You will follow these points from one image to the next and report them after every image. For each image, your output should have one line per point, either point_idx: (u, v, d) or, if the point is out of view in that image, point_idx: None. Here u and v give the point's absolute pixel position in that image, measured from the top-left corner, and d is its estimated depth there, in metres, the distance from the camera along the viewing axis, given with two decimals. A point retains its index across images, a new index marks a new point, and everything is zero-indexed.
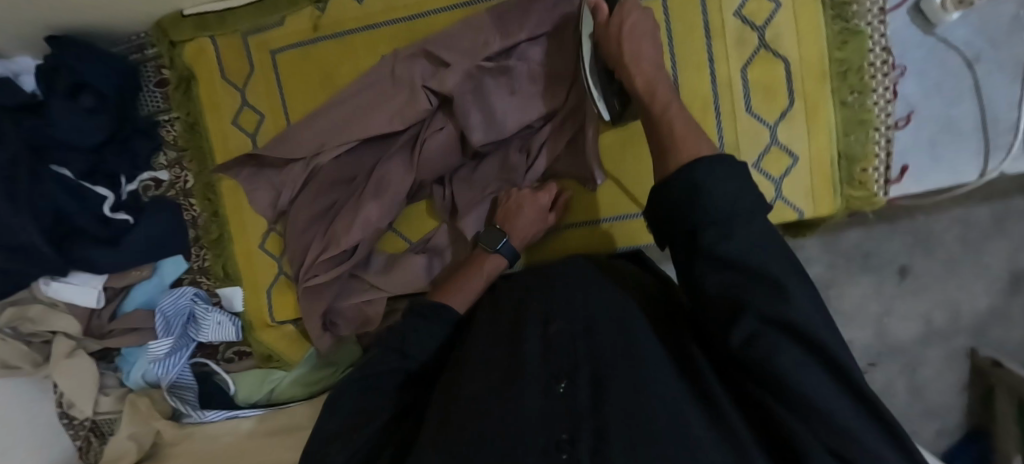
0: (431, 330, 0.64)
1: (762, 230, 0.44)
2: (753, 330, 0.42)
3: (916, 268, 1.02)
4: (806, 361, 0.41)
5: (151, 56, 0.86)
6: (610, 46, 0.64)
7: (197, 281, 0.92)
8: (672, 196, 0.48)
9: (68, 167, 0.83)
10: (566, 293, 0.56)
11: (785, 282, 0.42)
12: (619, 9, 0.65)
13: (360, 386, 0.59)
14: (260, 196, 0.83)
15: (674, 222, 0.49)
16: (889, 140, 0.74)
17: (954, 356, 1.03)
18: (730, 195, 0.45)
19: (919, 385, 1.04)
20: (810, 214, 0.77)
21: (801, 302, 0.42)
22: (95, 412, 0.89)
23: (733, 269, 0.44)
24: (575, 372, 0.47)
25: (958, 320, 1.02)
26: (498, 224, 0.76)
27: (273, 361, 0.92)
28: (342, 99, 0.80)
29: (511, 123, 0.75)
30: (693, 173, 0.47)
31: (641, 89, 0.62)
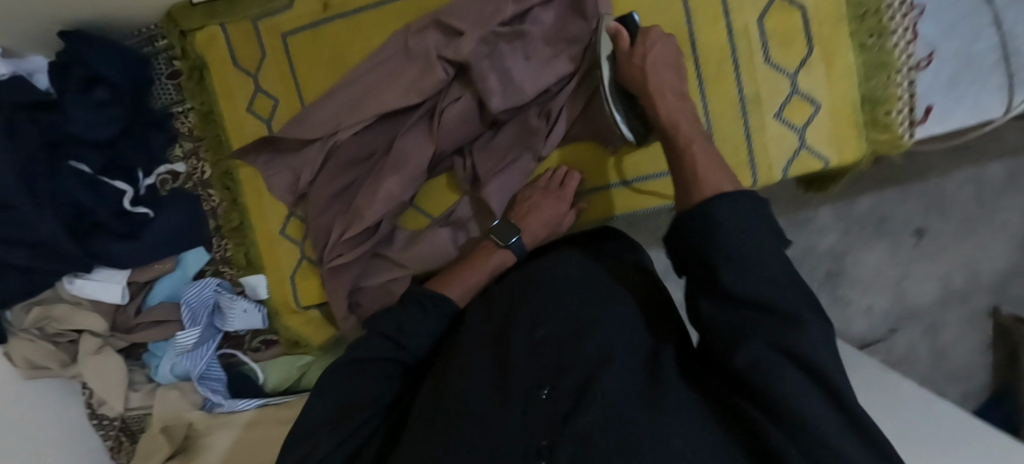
0: (426, 324, 0.65)
1: (780, 267, 0.45)
2: (757, 355, 0.43)
3: (931, 229, 1.21)
4: (801, 382, 0.41)
5: (162, 48, 0.86)
6: (634, 74, 0.66)
7: (220, 271, 0.92)
8: (690, 225, 0.50)
9: (86, 162, 0.83)
10: (555, 297, 0.57)
11: (789, 310, 0.43)
12: (642, 39, 0.66)
13: (351, 370, 0.60)
14: (277, 181, 0.82)
15: (690, 251, 0.50)
16: (911, 82, 0.74)
17: (977, 316, 1.22)
18: (747, 232, 0.47)
19: (942, 346, 1.23)
20: (835, 162, 0.76)
21: (810, 332, 0.42)
22: (126, 408, 0.89)
23: (744, 302, 0.45)
24: (559, 379, 0.49)
25: (977, 279, 1.21)
26: (513, 221, 0.78)
27: (299, 347, 0.92)
28: (356, 77, 0.79)
29: (528, 87, 0.74)
30: (710, 207, 0.49)
31: (665, 123, 0.63)
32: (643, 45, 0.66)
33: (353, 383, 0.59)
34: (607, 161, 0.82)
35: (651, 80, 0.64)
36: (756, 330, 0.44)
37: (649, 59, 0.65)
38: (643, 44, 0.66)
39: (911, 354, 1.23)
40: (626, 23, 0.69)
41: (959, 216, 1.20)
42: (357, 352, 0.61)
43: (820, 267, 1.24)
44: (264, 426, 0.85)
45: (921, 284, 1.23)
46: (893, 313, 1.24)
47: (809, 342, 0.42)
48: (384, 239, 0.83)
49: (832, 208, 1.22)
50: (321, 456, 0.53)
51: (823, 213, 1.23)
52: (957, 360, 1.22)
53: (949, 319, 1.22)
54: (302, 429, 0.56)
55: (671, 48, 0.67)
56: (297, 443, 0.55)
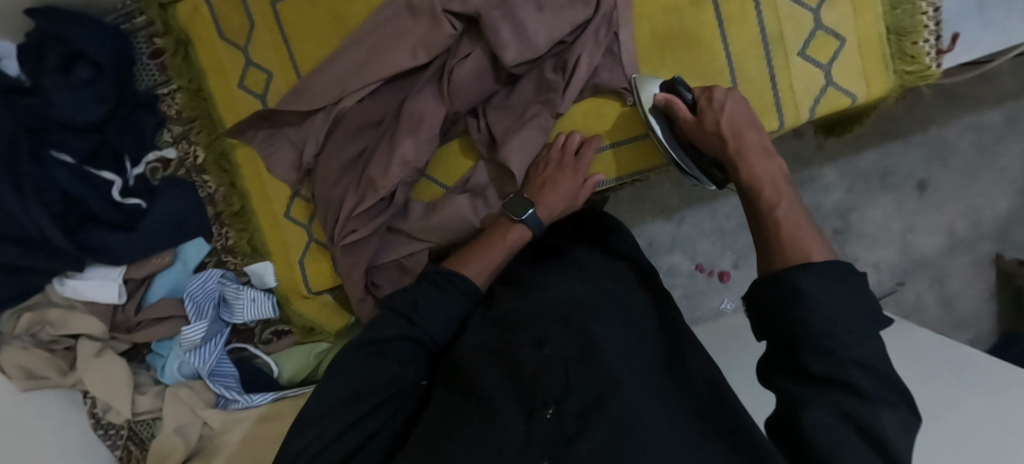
0: (445, 305, 0.62)
1: (874, 353, 0.45)
2: (823, 422, 0.44)
3: (934, 181, 1.25)
4: (855, 445, 0.42)
5: (141, 24, 0.80)
6: (710, 138, 0.65)
7: (223, 261, 0.87)
8: (775, 296, 0.49)
9: (70, 152, 0.77)
10: (561, 319, 0.60)
11: (865, 388, 0.43)
12: (705, 105, 0.65)
13: (368, 351, 0.57)
14: (282, 157, 0.79)
15: (777, 324, 0.49)
16: (937, 9, 0.71)
17: (980, 262, 1.28)
18: (836, 315, 0.45)
19: (949, 295, 1.29)
20: (863, 98, 0.74)
21: (884, 410, 0.42)
22: (134, 413, 0.83)
23: (819, 379, 0.45)
24: (563, 401, 0.52)
25: (979, 226, 1.27)
26: (526, 195, 0.73)
27: (315, 334, 0.87)
28: (358, 39, 0.75)
29: (543, 38, 0.70)
30: (797, 283, 0.48)
31: (748, 183, 0.61)
32: (711, 112, 0.64)
33: (370, 367, 0.56)
34: (622, 115, 0.77)
35: (730, 145, 0.63)
36: (815, 390, 0.45)
37: (724, 122, 0.64)
38: (712, 108, 0.64)
39: (920, 302, 1.29)
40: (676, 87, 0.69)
41: (961, 164, 1.25)
42: (372, 333, 0.58)
43: (827, 225, 1.25)
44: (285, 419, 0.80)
45: (927, 235, 1.27)
46: (899, 266, 1.28)
47: (879, 418, 0.42)
48: (398, 212, 0.79)
49: (835, 167, 1.24)
50: (331, 441, 0.51)
51: (828, 172, 1.24)
52: (964, 307, 1.29)
53: (956, 267, 1.28)
54: (312, 410, 0.53)
55: (740, 102, 0.65)
56: (304, 425, 0.53)
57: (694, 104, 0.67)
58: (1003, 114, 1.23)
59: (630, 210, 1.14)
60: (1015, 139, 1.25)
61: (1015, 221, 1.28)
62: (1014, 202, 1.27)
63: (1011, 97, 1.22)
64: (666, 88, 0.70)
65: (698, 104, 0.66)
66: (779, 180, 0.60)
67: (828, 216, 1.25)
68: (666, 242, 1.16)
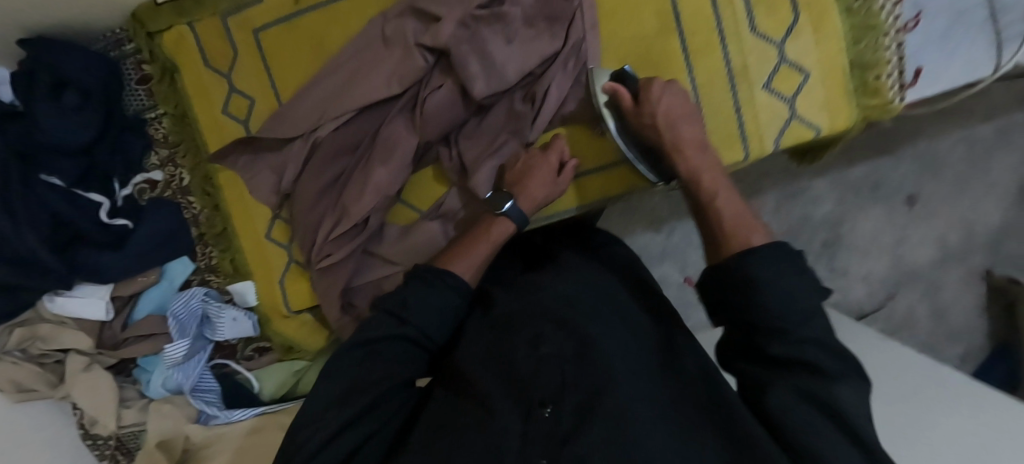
0: (436, 301, 0.62)
1: (822, 330, 0.48)
2: (782, 401, 0.46)
3: (925, 193, 1.27)
4: (821, 421, 0.45)
5: (130, 51, 0.83)
6: (648, 132, 0.68)
7: (206, 280, 0.90)
8: (730, 286, 0.51)
9: (59, 175, 0.79)
10: (557, 318, 0.60)
11: (825, 367, 0.46)
12: (646, 96, 0.67)
13: (360, 355, 0.58)
14: (262, 180, 0.81)
15: (735, 313, 0.51)
16: (899, 45, 0.72)
17: (973, 273, 1.31)
18: (786, 298, 0.48)
19: (940, 308, 1.31)
20: (826, 130, 0.75)
21: (842, 385, 0.45)
22: (119, 426, 0.86)
23: (782, 361, 0.48)
24: (562, 399, 0.50)
25: (972, 239, 1.30)
26: (508, 188, 0.73)
27: (294, 352, 0.90)
28: (336, 67, 0.78)
29: (512, 70, 0.73)
30: (751, 273, 0.49)
31: (689, 173, 0.64)
32: (649, 103, 0.66)
33: (361, 370, 0.56)
34: (588, 145, 0.80)
35: (665, 139, 0.66)
36: (783, 374, 0.48)
37: (659, 114, 0.66)
38: (649, 101, 0.66)
39: (914, 316, 1.32)
40: (624, 79, 0.70)
41: (952, 176, 1.27)
42: (363, 335, 0.59)
43: (815, 238, 1.25)
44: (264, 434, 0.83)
45: (919, 247, 1.29)
46: (891, 279, 1.30)
47: (839, 395, 0.44)
48: (375, 235, 0.81)
49: (829, 177, 1.24)
50: (325, 440, 0.51)
51: (818, 184, 1.24)
52: (956, 319, 1.32)
53: (949, 280, 1.31)
54: (309, 411, 0.54)
55: (678, 95, 0.67)
56: (298, 427, 0.53)
57: (638, 92, 0.68)
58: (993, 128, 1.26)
59: (619, 221, 1.15)
60: (1005, 152, 1.28)
61: (1006, 234, 1.31)
62: (1006, 214, 1.30)
63: (1007, 109, 1.26)
64: (614, 77, 0.70)
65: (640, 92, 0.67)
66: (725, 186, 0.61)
67: (817, 227, 1.25)
68: (657, 253, 1.17)
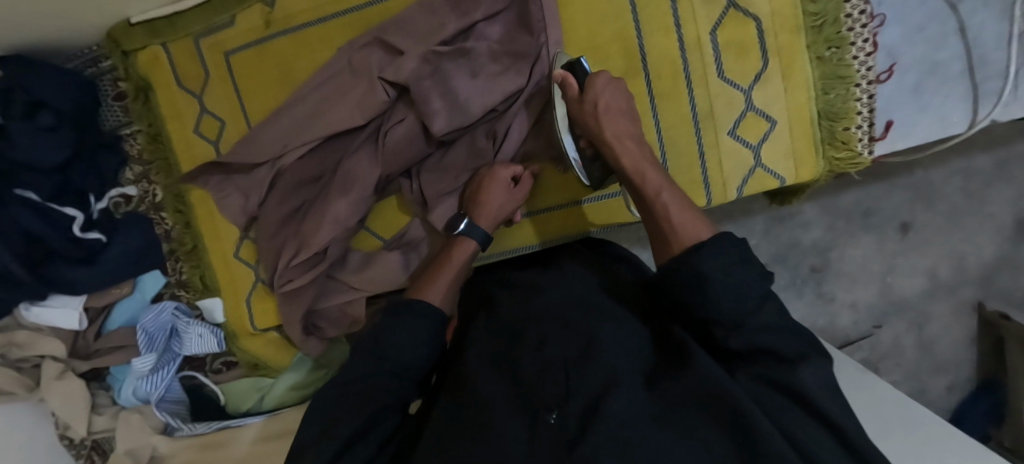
0: (411, 334, 0.60)
1: (776, 315, 0.48)
2: (752, 388, 0.46)
3: (918, 222, 1.16)
4: (797, 411, 0.44)
5: (107, 69, 0.84)
6: (588, 123, 0.63)
7: (176, 295, 0.92)
8: (683, 289, 0.50)
9: (33, 190, 0.80)
10: (555, 321, 0.57)
11: (785, 352, 0.46)
12: (590, 87, 0.63)
13: (341, 389, 0.55)
14: (231, 203, 0.81)
15: (690, 311, 0.51)
16: (871, 96, 0.71)
17: (963, 307, 1.19)
18: (737, 290, 0.47)
19: (928, 340, 1.20)
20: (791, 180, 0.74)
21: (805, 367, 0.45)
22: (90, 432, 0.90)
23: (743, 355, 0.48)
24: (566, 403, 0.47)
25: (962, 271, 1.18)
26: (464, 210, 0.74)
27: (260, 369, 0.92)
28: (304, 94, 0.77)
29: (475, 106, 0.71)
30: (699, 267, 0.49)
31: (629, 171, 0.61)
32: (592, 90, 0.63)
33: (345, 405, 0.53)
34: (544, 180, 0.81)
35: (606, 130, 0.62)
36: (751, 363, 0.47)
37: (602, 101, 0.62)
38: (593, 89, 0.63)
39: (900, 346, 1.21)
40: (574, 70, 0.67)
41: (947, 208, 1.15)
42: (344, 374, 0.57)
43: (803, 264, 1.18)
44: (222, 450, 0.86)
45: (907, 277, 1.19)
46: (878, 307, 1.20)
47: (804, 381, 0.44)
48: (337, 262, 0.81)
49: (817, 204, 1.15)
50: None
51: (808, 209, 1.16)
52: (943, 352, 1.21)
53: (938, 312, 1.20)
54: (301, 447, 0.53)
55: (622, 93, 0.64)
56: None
57: (586, 82, 0.65)
58: (995, 160, 1.14)
59: None
60: (1004, 185, 1.15)
61: (1003, 267, 1.18)
62: (1001, 247, 1.18)
63: (1007, 139, 1.13)
64: (566, 68, 0.67)
65: (588, 82, 0.64)
66: (686, 206, 0.56)
67: (805, 253, 1.17)
68: None
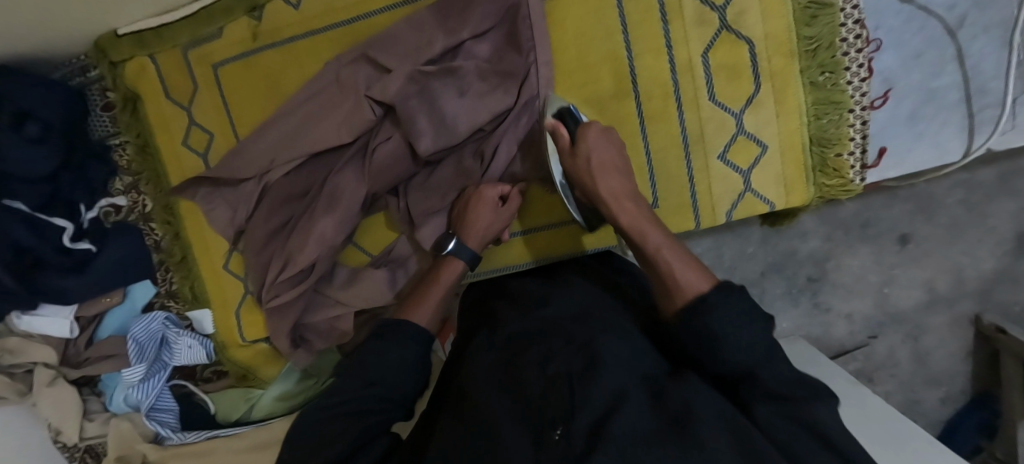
0: (394, 356, 0.57)
1: (785, 366, 0.47)
2: (768, 418, 0.43)
3: (918, 234, 1.00)
4: (816, 448, 0.41)
5: (94, 78, 0.84)
6: (583, 179, 0.63)
7: (167, 305, 0.92)
8: (693, 333, 0.49)
9: (22, 199, 0.80)
10: (561, 335, 0.54)
11: (795, 392, 0.44)
12: (580, 138, 0.64)
13: (325, 411, 0.52)
14: (219, 215, 0.80)
15: (699, 355, 0.49)
16: (864, 122, 0.71)
17: (958, 320, 1.03)
18: (748, 342, 0.46)
19: (922, 353, 1.04)
20: (781, 205, 0.74)
21: (817, 404, 0.43)
22: (81, 437, 0.91)
23: (755, 393, 0.46)
24: (574, 417, 0.42)
25: (960, 285, 1.02)
26: (452, 230, 0.73)
27: (249, 380, 0.93)
28: (291, 109, 0.76)
29: (463, 126, 0.70)
30: (710, 325, 0.47)
31: (628, 229, 0.60)
32: (584, 145, 0.63)
33: (335, 425, 0.51)
34: (529, 200, 0.81)
35: (601, 185, 0.62)
36: (763, 400, 0.45)
37: (594, 159, 0.62)
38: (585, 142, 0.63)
39: (894, 358, 1.05)
40: (563, 118, 0.67)
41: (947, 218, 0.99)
42: (329, 396, 0.54)
43: (799, 274, 1.02)
44: (209, 456, 0.86)
45: (904, 288, 1.02)
46: (874, 318, 1.04)
47: (823, 419, 0.42)
48: (324, 276, 0.81)
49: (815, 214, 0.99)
50: None
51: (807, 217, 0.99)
52: (935, 364, 1.05)
53: (933, 324, 1.03)
54: None
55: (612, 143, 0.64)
56: None
57: (576, 133, 0.65)
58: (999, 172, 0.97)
59: None
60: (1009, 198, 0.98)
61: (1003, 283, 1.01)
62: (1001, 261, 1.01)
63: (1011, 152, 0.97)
64: (556, 116, 0.68)
65: (579, 132, 0.65)
66: (666, 247, 0.57)
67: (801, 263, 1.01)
68: None
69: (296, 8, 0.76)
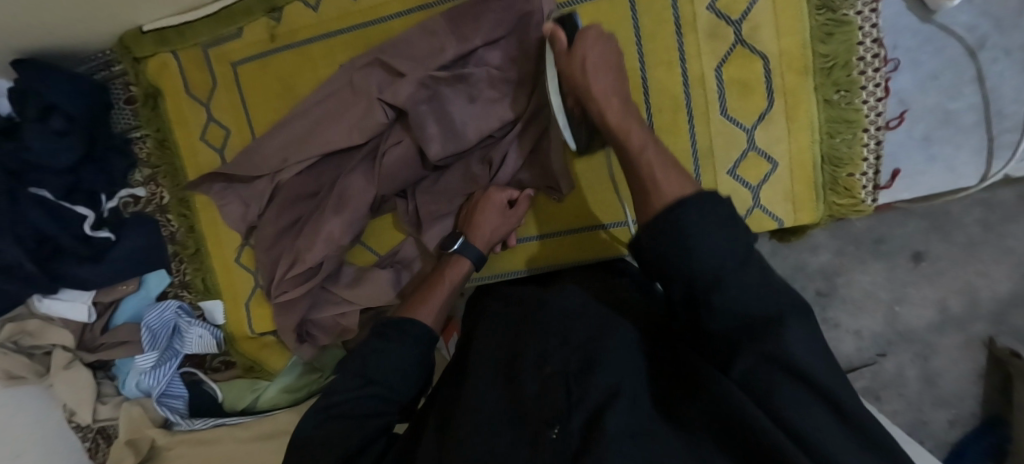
0: (397, 353, 0.58)
1: (758, 278, 0.45)
2: (746, 368, 0.43)
3: (932, 252, 0.86)
4: (791, 387, 0.40)
5: (118, 73, 0.87)
6: (575, 78, 0.60)
7: (180, 294, 0.95)
8: (660, 250, 0.48)
9: (46, 188, 0.82)
10: (556, 329, 0.54)
11: (768, 315, 0.43)
12: (578, 40, 0.61)
13: (328, 413, 0.54)
14: (232, 210, 0.81)
15: (673, 279, 0.48)
16: (878, 142, 0.70)
17: (969, 345, 0.86)
18: (719, 245, 0.46)
19: (933, 376, 0.88)
20: (790, 222, 0.73)
21: (790, 331, 0.41)
22: (95, 419, 0.93)
23: (729, 329, 0.44)
24: (571, 417, 0.43)
25: (976, 307, 0.85)
26: (461, 229, 0.74)
27: (255, 371, 0.95)
28: (304, 110, 0.77)
29: (471, 131, 0.71)
30: (685, 229, 0.47)
31: (614, 129, 0.58)
32: (582, 45, 0.60)
33: (335, 428, 0.52)
34: (538, 205, 0.82)
35: (592, 84, 0.59)
36: (742, 335, 0.44)
37: (590, 58, 0.60)
38: (583, 43, 0.60)
39: (901, 378, 0.90)
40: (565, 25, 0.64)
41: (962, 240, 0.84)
42: (329, 397, 0.55)
43: (807, 289, 0.90)
44: (217, 444, 0.89)
45: (913, 306, 0.87)
46: (881, 335, 0.89)
47: (789, 344, 0.41)
48: (332, 275, 0.83)
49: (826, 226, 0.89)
50: None
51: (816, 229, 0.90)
52: (949, 386, 0.88)
53: (943, 345, 0.87)
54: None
55: (610, 48, 0.62)
56: None
57: (575, 38, 0.62)
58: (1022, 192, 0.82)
59: None
60: None
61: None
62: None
63: None
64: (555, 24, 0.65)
65: (577, 36, 0.61)
66: (650, 145, 0.56)
67: (809, 280, 0.90)
68: None
69: (315, 11, 0.77)
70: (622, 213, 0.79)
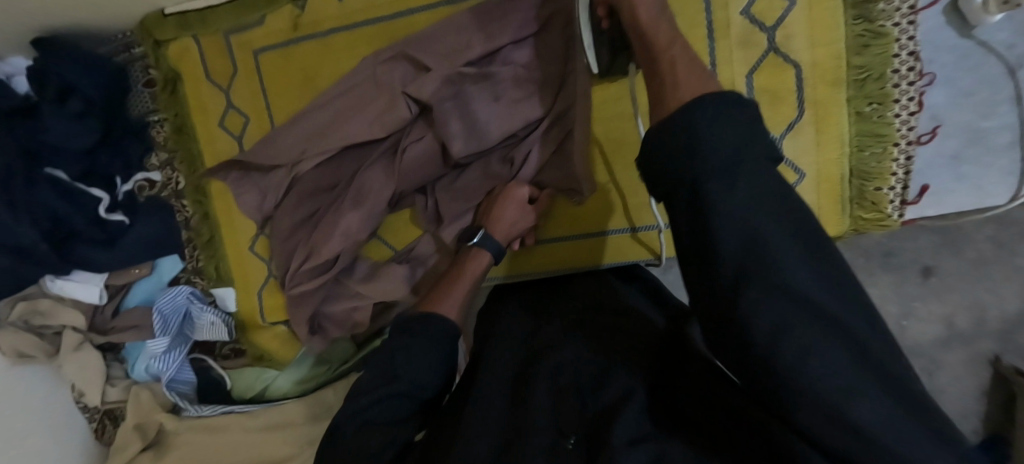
0: (425, 352, 0.57)
1: (769, 180, 0.35)
2: (758, 303, 0.32)
3: (942, 268, 0.82)
4: (812, 327, 0.31)
5: (138, 55, 0.86)
6: None
7: (192, 280, 0.94)
8: (669, 149, 0.37)
9: (62, 169, 0.82)
10: (570, 340, 0.56)
11: (777, 236, 0.33)
12: None
13: (357, 413, 0.52)
14: (248, 200, 0.81)
15: (669, 179, 0.38)
16: (909, 157, 0.69)
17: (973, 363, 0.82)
18: (728, 133, 0.36)
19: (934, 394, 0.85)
20: None
21: (804, 264, 0.32)
22: (104, 401, 0.94)
23: (733, 251, 0.34)
24: (588, 430, 0.44)
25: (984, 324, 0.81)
26: (480, 223, 0.73)
27: (264, 360, 0.94)
28: (325, 101, 0.76)
29: (494, 129, 0.70)
30: (693, 129, 0.36)
31: (642, 27, 0.50)
32: None
33: (362, 440, 0.50)
34: (553, 209, 0.81)
35: None
36: (746, 263, 0.33)
37: None
38: None
39: None
40: None
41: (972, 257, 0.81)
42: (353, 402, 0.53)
43: None
44: (225, 431, 0.89)
45: (920, 321, 0.84)
46: None
47: (795, 275, 0.32)
48: (345, 268, 0.82)
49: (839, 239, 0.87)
50: None
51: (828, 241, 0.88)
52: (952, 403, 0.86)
53: (948, 361, 0.83)
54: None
55: None
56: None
57: None
58: None
59: None
60: None
61: None
62: None
63: None
64: None
65: None
66: (676, 43, 0.48)
67: None
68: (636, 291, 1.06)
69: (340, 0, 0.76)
70: (652, 218, 0.78)
